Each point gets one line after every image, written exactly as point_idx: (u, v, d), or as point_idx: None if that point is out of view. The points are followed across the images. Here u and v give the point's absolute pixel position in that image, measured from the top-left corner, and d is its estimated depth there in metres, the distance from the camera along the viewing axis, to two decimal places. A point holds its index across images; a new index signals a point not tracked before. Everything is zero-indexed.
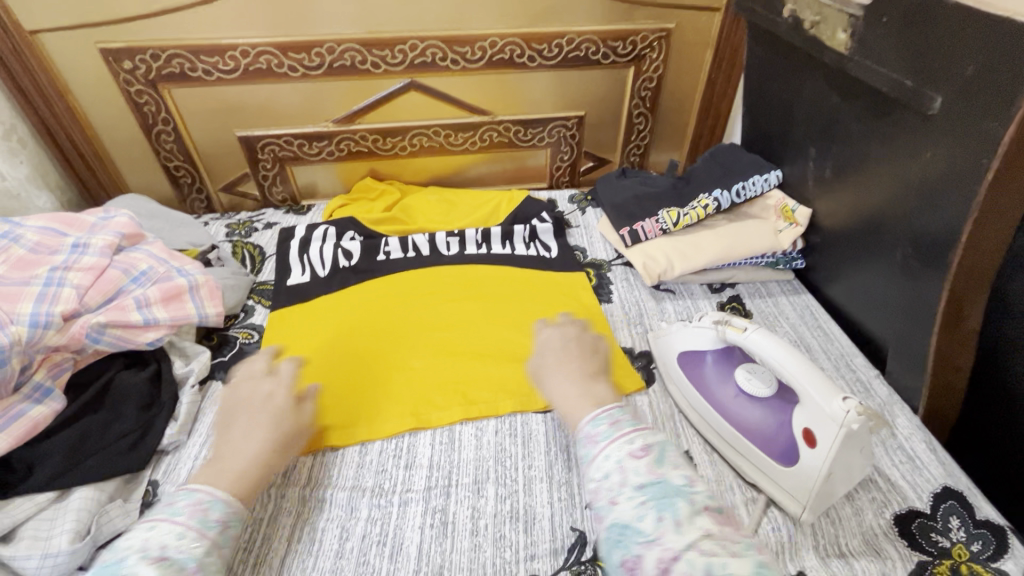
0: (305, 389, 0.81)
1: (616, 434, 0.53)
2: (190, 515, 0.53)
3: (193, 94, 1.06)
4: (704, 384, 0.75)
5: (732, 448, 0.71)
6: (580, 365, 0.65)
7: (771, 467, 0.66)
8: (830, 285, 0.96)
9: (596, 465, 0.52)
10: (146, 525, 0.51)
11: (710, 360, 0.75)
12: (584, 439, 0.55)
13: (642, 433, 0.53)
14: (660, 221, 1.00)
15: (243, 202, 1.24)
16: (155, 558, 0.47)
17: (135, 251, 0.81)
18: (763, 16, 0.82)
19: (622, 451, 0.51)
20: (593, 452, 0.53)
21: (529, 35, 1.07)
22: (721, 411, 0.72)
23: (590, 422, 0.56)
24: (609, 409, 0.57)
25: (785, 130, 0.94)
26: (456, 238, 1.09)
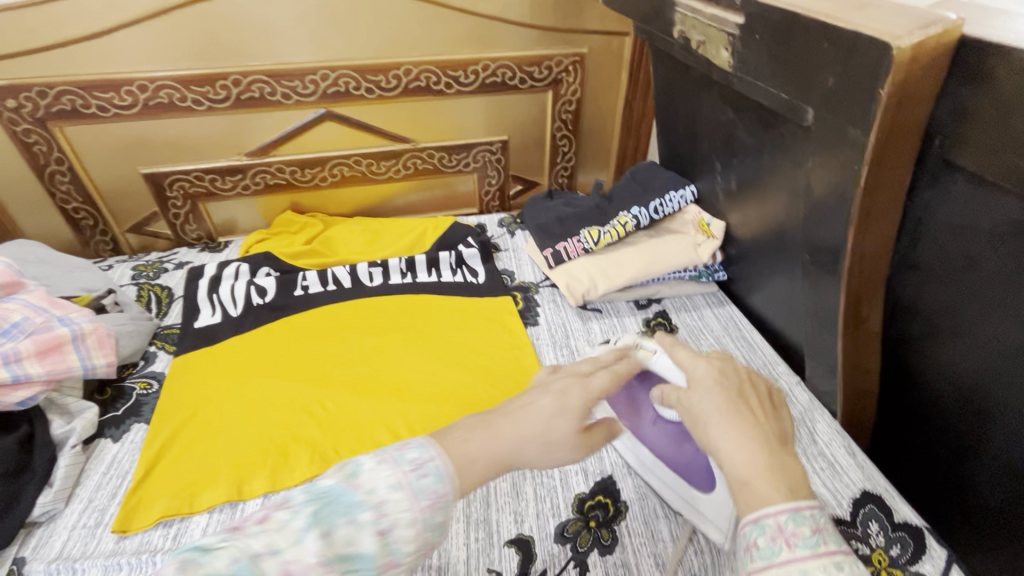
0: (204, 440, 0.75)
1: (823, 550, 0.41)
2: (432, 503, 0.43)
3: (89, 132, 1.00)
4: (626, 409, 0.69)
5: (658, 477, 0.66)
6: (768, 426, 0.50)
7: (694, 496, 0.62)
8: (751, 295, 0.97)
9: (785, 574, 0.40)
10: (390, 475, 0.43)
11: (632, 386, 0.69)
12: (773, 533, 0.42)
13: (851, 557, 0.41)
14: (581, 240, 1.00)
15: (155, 243, 1.18)
16: (378, 528, 0.41)
17: (8, 301, 0.75)
18: (659, 38, 0.84)
19: (828, 573, 0.40)
20: (782, 552, 0.41)
21: (443, 62, 1.07)
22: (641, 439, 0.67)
23: (789, 515, 0.42)
24: (818, 507, 0.43)
25: (694, 146, 0.96)
26: (379, 268, 1.05)
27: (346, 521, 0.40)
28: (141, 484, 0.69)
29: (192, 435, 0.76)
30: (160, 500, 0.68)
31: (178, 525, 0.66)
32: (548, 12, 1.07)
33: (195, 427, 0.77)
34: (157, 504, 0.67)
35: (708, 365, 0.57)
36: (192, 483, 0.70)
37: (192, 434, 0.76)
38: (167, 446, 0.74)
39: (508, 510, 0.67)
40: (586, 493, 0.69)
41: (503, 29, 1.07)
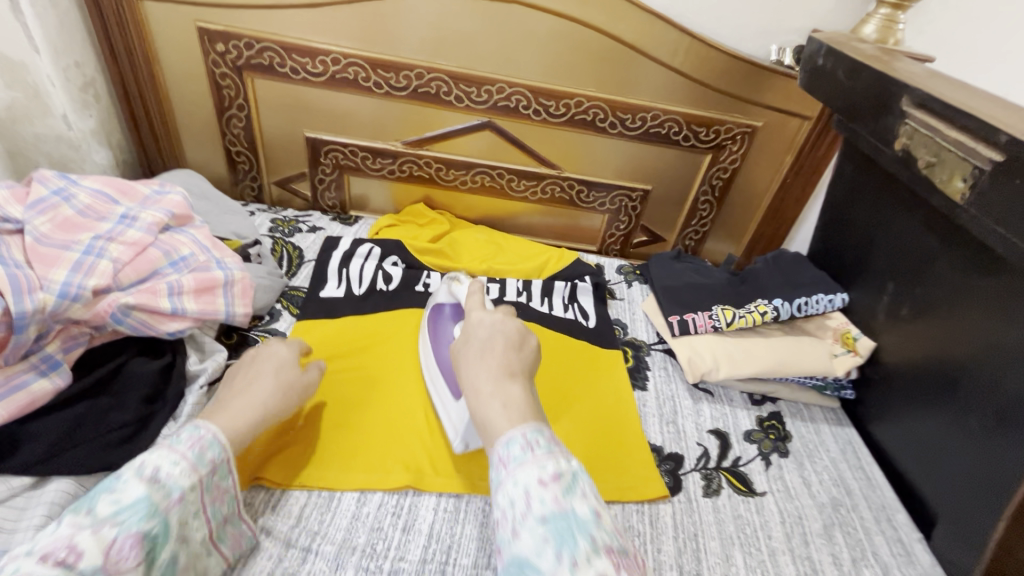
0: (331, 421, 0.75)
1: (529, 460, 0.52)
2: (189, 447, 0.54)
3: (274, 87, 1.06)
4: (434, 330, 0.83)
5: (432, 390, 0.79)
6: (499, 362, 0.62)
7: (447, 403, 0.75)
8: (878, 424, 0.89)
9: (503, 491, 0.51)
10: (170, 454, 0.52)
11: (447, 313, 0.83)
12: (497, 462, 0.54)
13: (556, 459, 0.53)
14: (713, 317, 0.95)
15: (292, 199, 1.24)
16: (145, 478, 0.50)
17: (180, 234, 0.78)
18: (871, 144, 0.82)
19: (530, 475, 0.51)
20: (502, 475, 0.52)
21: (616, 102, 1.06)
22: (438, 353, 0.79)
23: (504, 444, 0.54)
24: (528, 430, 0.55)
25: (864, 256, 0.91)
26: (498, 284, 1.05)
27: (107, 495, 0.48)
28: (274, 447, 0.70)
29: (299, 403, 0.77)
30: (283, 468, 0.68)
31: (278, 495, 0.67)
32: (735, 80, 1.03)
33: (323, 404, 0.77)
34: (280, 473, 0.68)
35: (489, 322, 0.68)
36: (290, 453, 0.70)
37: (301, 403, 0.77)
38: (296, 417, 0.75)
39: None
40: None
41: (685, 83, 1.04)
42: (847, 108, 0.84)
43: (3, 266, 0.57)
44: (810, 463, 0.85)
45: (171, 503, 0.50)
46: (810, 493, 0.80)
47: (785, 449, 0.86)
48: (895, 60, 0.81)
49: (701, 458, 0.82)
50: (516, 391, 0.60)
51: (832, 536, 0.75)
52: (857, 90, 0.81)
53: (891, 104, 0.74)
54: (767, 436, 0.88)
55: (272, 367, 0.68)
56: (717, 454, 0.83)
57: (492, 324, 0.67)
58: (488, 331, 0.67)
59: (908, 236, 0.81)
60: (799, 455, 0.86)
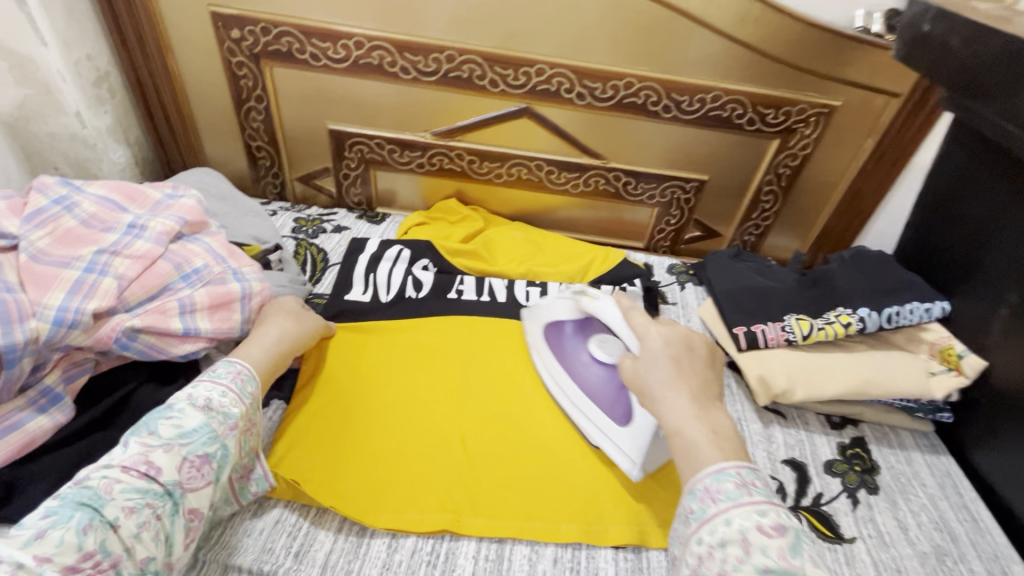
0: (376, 446, 0.68)
1: (744, 499, 0.44)
2: (232, 380, 0.57)
3: (295, 76, 0.98)
4: (563, 352, 0.79)
5: (580, 414, 0.74)
6: (690, 381, 0.54)
7: (611, 426, 0.70)
8: (985, 455, 0.76)
9: (711, 528, 0.43)
10: (216, 386, 0.55)
11: (568, 331, 0.80)
12: (699, 493, 0.46)
13: (775, 506, 0.44)
14: (787, 329, 0.83)
15: (317, 196, 1.16)
16: (198, 408, 0.52)
17: (193, 244, 0.70)
18: (993, 125, 0.68)
19: (748, 520, 0.43)
20: (710, 511, 0.44)
21: (671, 82, 0.94)
22: (574, 375, 0.76)
23: (711, 476, 0.46)
24: (740, 465, 0.47)
25: (973, 258, 0.77)
26: (538, 288, 0.96)
27: (165, 418, 0.51)
28: (298, 475, 0.64)
29: (325, 427, 0.70)
30: (330, 495, 0.63)
31: (301, 539, 0.61)
32: (813, 52, 0.89)
33: (361, 424, 0.70)
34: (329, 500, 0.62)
35: (666, 332, 0.58)
36: (310, 482, 0.64)
37: (326, 426, 0.70)
38: (337, 441, 0.68)
39: None
40: None
41: (753, 58, 0.91)
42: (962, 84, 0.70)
43: None
44: (905, 501, 0.73)
45: (229, 429, 0.53)
46: (907, 540, 0.69)
47: (874, 484, 0.75)
48: None
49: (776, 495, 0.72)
50: (722, 418, 0.52)
51: None
52: (979, 60, 0.67)
53: None
54: (851, 468, 0.76)
55: (281, 312, 0.71)
56: (795, 490, 0.72)
57: (673, 337, 0.58)
58: (670, 338, 0.58)
59: None
60: (890, 492, 0.74)
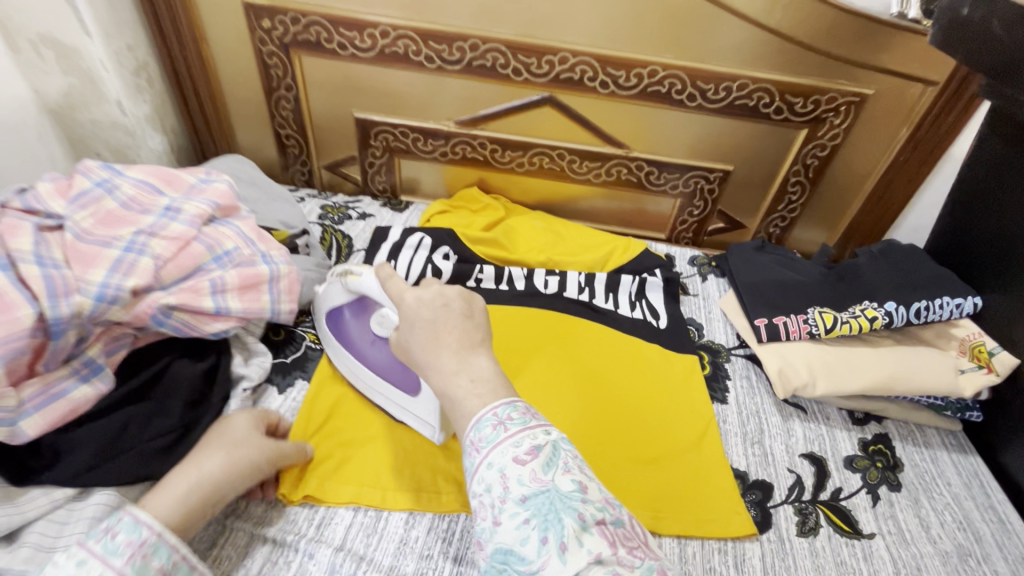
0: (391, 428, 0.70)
1: (502, 438, 0.45)
2: (128, 559, 0.47)
3: (322, 65, 1.00)
4: (346, 337, 0.73)
5: (378, 395, 0.71)
6: (450, 338, 0.50)
7: (404, 398, 0.69)
8: (1016, 456, 0.74)
9: (479, 478, 0.44)
10: (101, 574, 0.45)
11: (347, 313, 0.73)
12: (467, 446, 0.46)
13: (532, 431, 0.45)
14: (809, 322, 0.82)
15: (342, 184, 1.19)
16: None
17: (225, 226, 0.73)
18: None
19: (507, 456, 0.44)
20: (475, 463, 0.45)
21: (697, 70, 0.92)
22: (354, 354, 0.72)
23: (474, 426, 0.46)
24: (498, 403, 0.47)
25: (1010, 252, 0.75)
26: (557, 277, 0.96)
27: None
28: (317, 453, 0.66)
29: (344, 408, 0.72)
30: (344, 476, 0.65)
31: (323, 513, 0.62)
32: (846, 39, 0.87)
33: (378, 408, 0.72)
34: (344, 492, 0.63)
35: (430, 291, 0.54)
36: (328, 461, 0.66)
37: (347, 407, 0.72)
38: (348, 424, 0.70)
39: None
40: None
41: (783, 46, 0.89)
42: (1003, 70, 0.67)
43: (40, 266, 0.54)
44: (928, 500, 0.72)
45: None
46: (929, 538, 0.67)
47: (896, 482, 0.73)
48: None
49: (794, 488, 0.71)
50: (482, 362, 0.50)
51: None
52: None
53: None
54: (873, 464, 0.75)
55: (229, 442, 0.60)
56: (813, 484, 0.72)
57: (425, 299, 0.53)
58: (438, 299, 0.53)
59: None
60: (913, 490, 0.73)
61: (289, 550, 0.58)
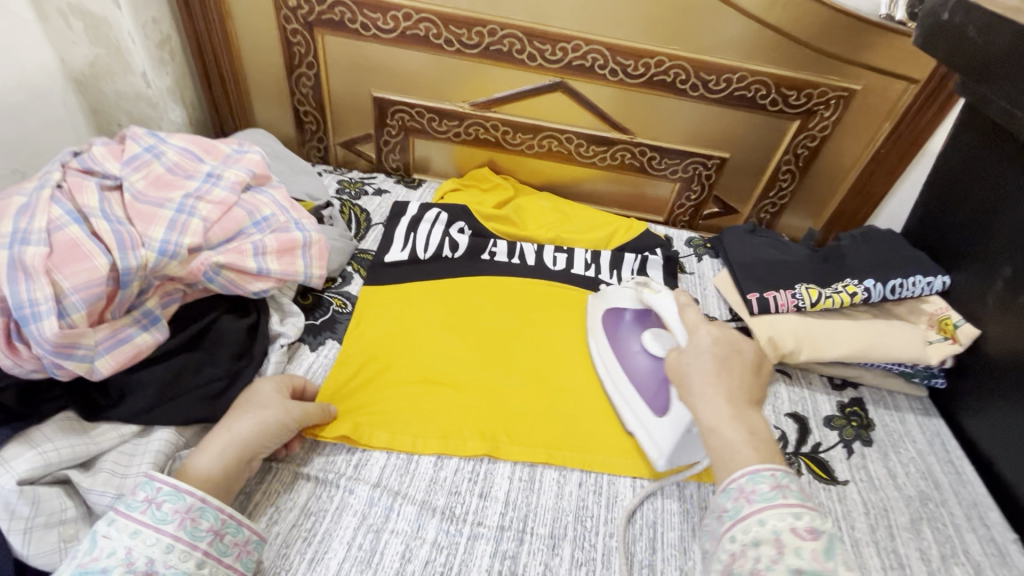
0: (416, 385, 0.76)
1: (779, 501, 0.47)
2: (179, 525, 0.50)
3: (345, 45, 1.04)
4: (618, 339, 0.81)
5: (624, 405, 0.76)
6: (735, 382, 0.59)
7: (647, 417, 0.72)
8: (972, 417, 0.84)
9: (745, 527, 0.47)
10: (158, 541, 0.48)
11: (626, 320, 0.82)
12: (734, 491, 0.50)
13: (810, 511, 0.47)
14: (796, 296, 0.90)
15: (356, 161, 1.23)
16: (138, 575, 0.47)
17: (261, 194, 0.77)
18: (1003, 110, 0.74)
19: (783, 521, 0.46)
20: (743, 509, 0.48)
21: (700, 62, 0.99)
22: (620, 360, 0.78)
23: (747, 476, 0.50)
24: (777, 469, 0.50)
25: (976, 234, 0.84)
26: (564, 254, 1.02)
27: None
28: (346, 408, 0.72)
29: (370, 368, 0.77)
30: (374, 427, 0.70)
31: (359, 454, 0.68)
32: (837, 37, 0.94)
33: (403, 367, 0.78)
34: (379, 437, 0.69)
35: (714, 334, 0.64)
36: (358, 414, 0.71)
37: (373, 368, 0.77)
38: (375, 383, 0.75)
39: (674, 564, 0.62)
40: None
41: (779, 41, 0.96)
42: (976, 70, 0.76)
43: (108, 222, 0.59)
44: (896, 454, 0.81)
45: None
46: (895, 485, 0.76)
47: (869, 438, 0.82)
48: None
49: (779, 441, 0.79)
50: (757, 420, 0.56)
51: (919, 530, 0.71)
52: (990, 48, 0.72)
53: None
54: (849, 423, 0.84)
55: (254, 405, 0.62)
56: (796, 438, 0.80)
57: (720, 339, 0.63)
58: (721, 343, 0.63)
59: None
60: (883, 445, 0.82)
61: (330, 487, 0.64)
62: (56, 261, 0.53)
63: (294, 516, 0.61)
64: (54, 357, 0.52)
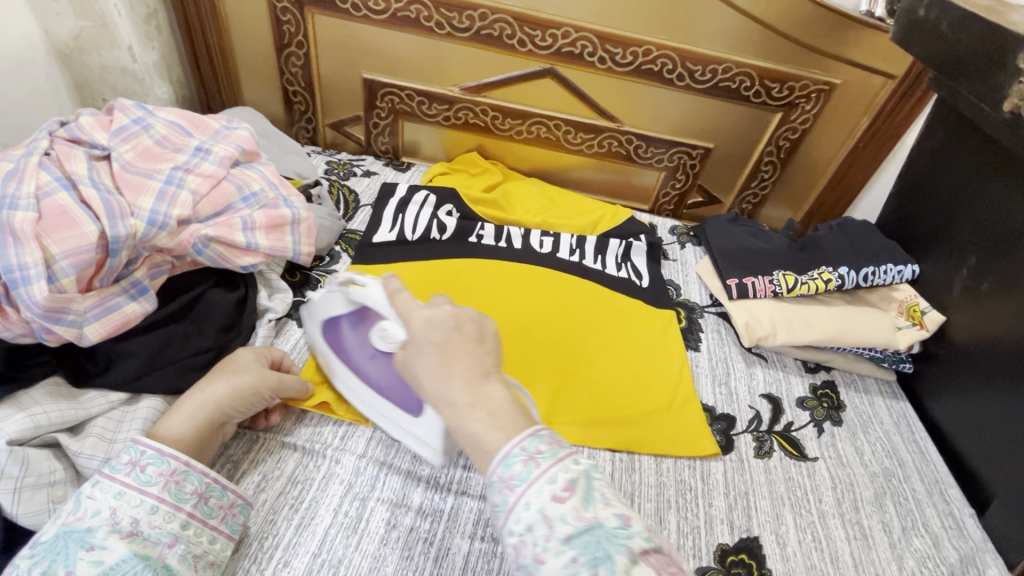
0: None
1: (534, 475, 0.41)
2: (163, 487, 0.51)
3: (335, 25, 1.04)
4: (343, 346, 0.67)
5: (372, 406, 0.68)
6: (466, 363, 0.47)
7: (406, 418, 0.65)
8: (937, 400, 0.87)
9: (515, 517, 0.40)
10: (141, 502, 0.49)
11: (344, 317, 0.66)
12: (496, 483, 0.42)
13: (563, 462, 0.42)
14: (774, 282, 0.93)
15: (345, 143, 1.23)
16: (124, 533, 0.48)
17: (250, 170, 0.77)
18: (974, 104, 0.78)
19: (543, 494, 0.40)
20: (509, 502, 0.41)
21: (687, 52, 1.01)
22: (354, 366, 0.67)
23: (500, 462, 0.42)
24: (524, 434, 0.43)
25: (946, 224, 0.87)
26: (551, 238, 1.04)
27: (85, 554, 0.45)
28: (331, 380, 0.73)
29: None
30: (359, 399, 0.71)
31: (347, 427, 0.70)
32: (820, 32, 0.97)
33: None
34: (360, 404, 0.71)
35: (433, 314, 0.49)
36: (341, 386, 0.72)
37: None
38: None
39: None
40: (730, 547, 0.67)
41: (765, 34, 0.98)
42: (948, 66, 0.79)
43: (98, 191, 0.60)
44: (864, 434, 0.84)
45: (166, 544, 0.50)
46: (862, 462, 0.80)
47: (839, 419, 0.86)
48: (1012, 10, 0.74)
49: (753, 421, 0.82)
50: (497, 391, 0.46)
51: (882, 504, 0.75)
52: (962, 44, 0.75)
53: (1001, 60, 0.70)
54: (820, 404, 0.87)
55: (229, 370, 0.62)
56: (769, 417, 0.83)
57: (436, 320, 0.49)
58: (456, 321, 0.49)
59: (1002, 208, 0.77)
60: (852, 425, 0.85)
61: (317, 457, 0.66)
62: (46, 227, 0.54)
63: (281, 484, 0.63)
64: (44, 322, 0.53)
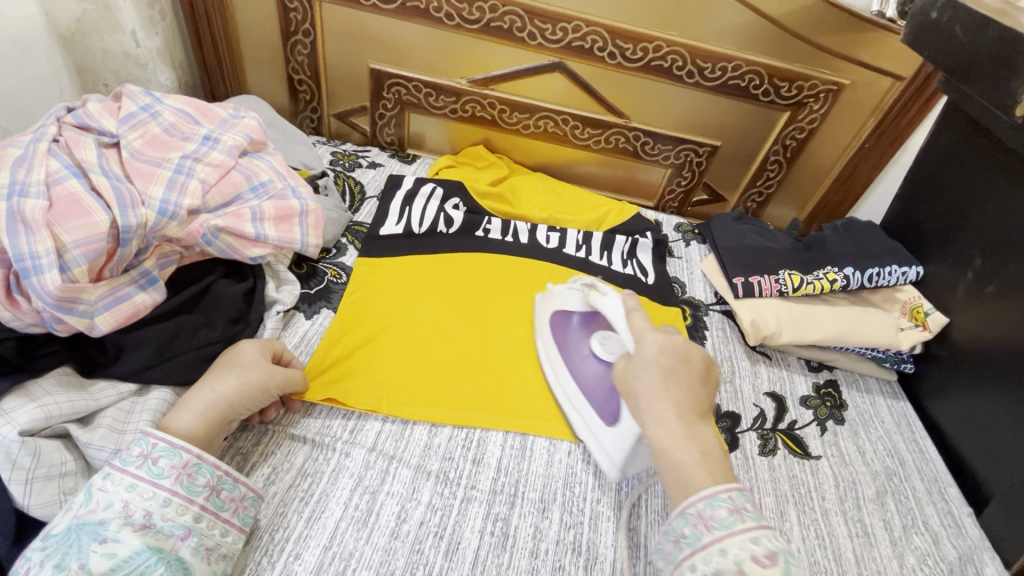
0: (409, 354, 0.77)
1: (738, 527, 0.45)
2: (175, 480, 0.50)
3: (344, 14, 1.03)
4: (566, 342, 0.77)
5: (575, 412, 0.73)
6: (685, 396, 0.55)
7: (598, 427, 0.69)
8: (937, 400, 0.89)
9: (705, 556, 0.45)
10: (153, 495, 0.49)
11: (575, 322, 0.78)
12: (691, 516, 0.47)
13: (767, 530, 0.46)
14: (780, 281, 0.93)
15: (350, 133, 1.22)
16: (137, 527, 0.47)
17: (259, 160, 0.77)
18: (984, 108, 0.78)
19: (743, 548, 0.44)
20: (703, 539, 0.46)
21: (697, 49, 1.00)
22: (569, 364, 0.76)
23: (706, 500, 0.47)
24: (731, 488, 0.48)
25: (951, 227, 0.88)
26: (557, 234, 1.04)
27: (100, 547, 0.45)
28: (337, 373, 0.73)
29: (363, 335, 0.78)
30: (365, 392, 0.71)
31: (355, 420, 0.70)
32: (830, 31, 0.96)
33: (397, 336, 0.79)
34: (364, 397, 0.71)
35: (661, 341, 0.60)
36: (346, 379, 0.72)
37: (366, 335, 0.78)
38: (366, 350, 0.76)
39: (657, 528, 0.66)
40: None
41: (775, 32, 0.98)
42: (959, 69, 0.79)
43: (107, 178, 0.59)
44: (866, 433, 0.85)
45: (179, 537, 0.49)
46: (864, 461, 0.81)
47: (841, 417, 0.87)
48: None
49: (758, 419, 0.83)
50: (707, 433, 0.53)
51: (883, 502, 0.76)
52: (975, 48, 0.75)
53: (1014, 65, 0.70)
54: (823, 403, 0.88)
55: (237, 365, 0.61)
56: (774, 416, 0.84)
57: (667, 347, 0.59)
58: (667, 352, 0.59)
59: (1008, 212, 0.78)
60: (854, 424, 0.86)
61: (326, 450, 0.66)
62: (57, 215, 0.53)
63: (289, 476, 0.63)
64: (56, 311, 0.52)
